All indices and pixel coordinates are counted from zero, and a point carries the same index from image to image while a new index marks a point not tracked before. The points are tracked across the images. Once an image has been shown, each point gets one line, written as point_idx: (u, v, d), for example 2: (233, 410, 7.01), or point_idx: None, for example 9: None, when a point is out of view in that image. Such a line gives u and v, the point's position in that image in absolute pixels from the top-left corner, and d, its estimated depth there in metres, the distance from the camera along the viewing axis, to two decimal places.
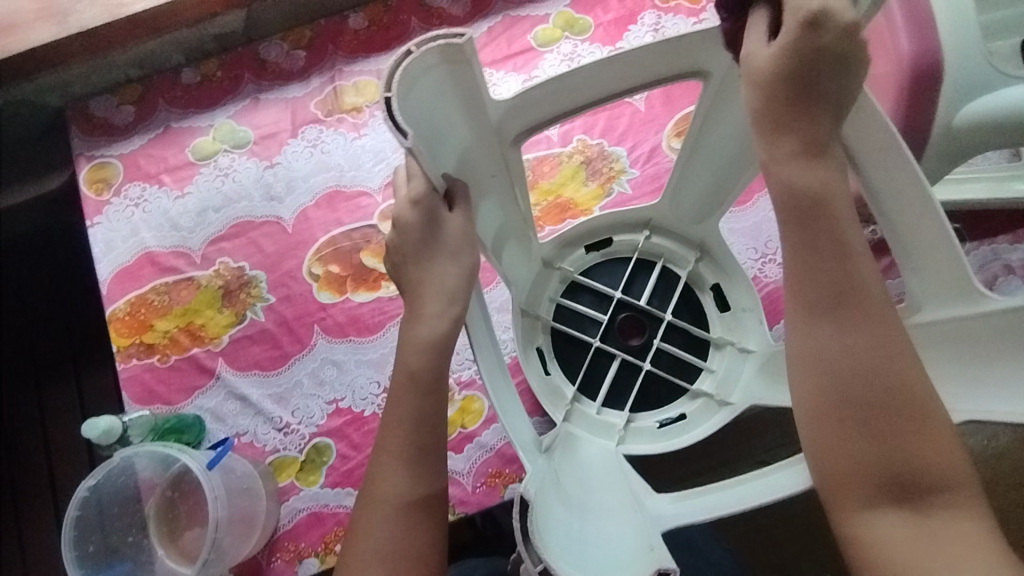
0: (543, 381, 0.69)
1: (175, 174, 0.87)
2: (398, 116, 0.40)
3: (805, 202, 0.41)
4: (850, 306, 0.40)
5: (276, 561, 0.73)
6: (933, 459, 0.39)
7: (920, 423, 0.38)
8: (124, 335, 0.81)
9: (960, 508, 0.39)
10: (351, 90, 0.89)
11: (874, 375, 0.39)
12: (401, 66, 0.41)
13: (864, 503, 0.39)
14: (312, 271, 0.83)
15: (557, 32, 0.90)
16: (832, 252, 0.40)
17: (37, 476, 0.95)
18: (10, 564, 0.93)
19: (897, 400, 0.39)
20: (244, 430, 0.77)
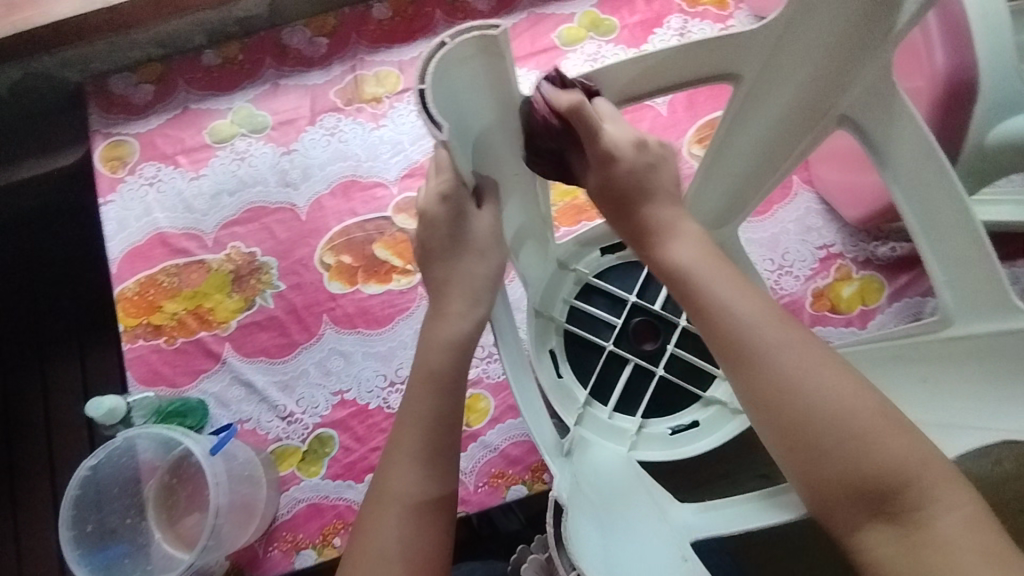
0: (557, 383, 0.69)
1: (191, 156, 0.87)
2: (433, 107, 0.40)
3: (696, 264, 0.46)
4: (769, 340, 0.42)
5: (273, 551, 0.72)
6: (897, 464, 0.38)
7: (872, 429, 0.39)
8: (132, 314, 0.80)
9: (945, 499, 0.38)
10: (372, 79, 0.89)
11: (812, 401, 0.40)
12: (433, 60, 0.41)
13: (853, 524, 0.39)
14: (324, 260, 0.82)
15: (582, 32, 0.89)
16: (736, 299, 0.44)
17: (35, 453, 0.94)
18: (3, 540, 0.93)
19: (842, 417, 0.39)
20: (248, 417, 0.77)
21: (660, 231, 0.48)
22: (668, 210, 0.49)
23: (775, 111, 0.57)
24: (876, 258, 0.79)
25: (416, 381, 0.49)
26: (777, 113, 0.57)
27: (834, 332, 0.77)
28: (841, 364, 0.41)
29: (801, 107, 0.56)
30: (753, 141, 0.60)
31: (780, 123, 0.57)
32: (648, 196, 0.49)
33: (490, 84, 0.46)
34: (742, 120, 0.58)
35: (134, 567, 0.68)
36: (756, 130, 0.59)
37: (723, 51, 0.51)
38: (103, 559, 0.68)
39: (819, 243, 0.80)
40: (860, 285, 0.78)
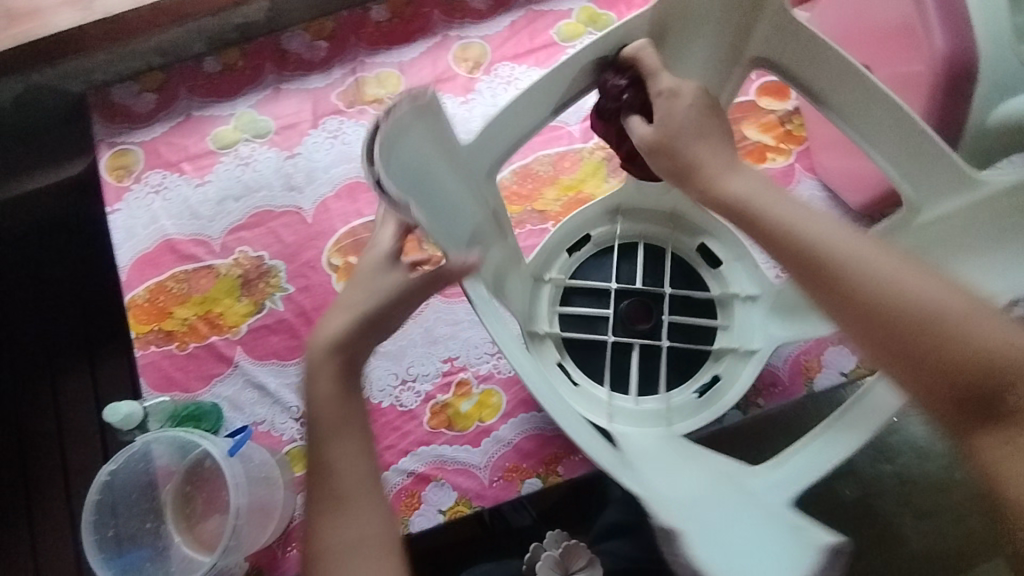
0: (574, 390, 0.67)
1: (196, 163, 0.87)
2: (382, 175, 0.41)
3: (754, 194, 0.49)
4: (843, 254, 0.45)
5: (292, 551, 0.73)
6: (1006, 356, 0.39)
7: (969, 326, 0.40)
8: (143, 321, 0.81)
9: None
10: (373, 81, 0.89)
11: (890, 303, 0.42)
12: (378, 137, 0.42)
13: (966, 428, 0.40)
14: (332, 261, 0.83)
15: (580, 27, 0.90)
16: (805, 222, 0.46)
17: (50, 463, 0.95)
18: (20, 553, 0.93)
19: (932, 321, 0.41)
20: (262, 419, 0.77)
21: (718, 166, 0.51)
22: (706, 148, 0.52)
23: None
24: None
25: (337, 411, 0.48)
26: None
27: None
28: (926, 272, 0.43)
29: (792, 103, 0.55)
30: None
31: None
32: (699, 135, 0.52)
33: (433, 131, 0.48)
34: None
35: (155, 570, 0.69)
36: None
37: None
38: (125, 563, 0.69)
39: None
40: None
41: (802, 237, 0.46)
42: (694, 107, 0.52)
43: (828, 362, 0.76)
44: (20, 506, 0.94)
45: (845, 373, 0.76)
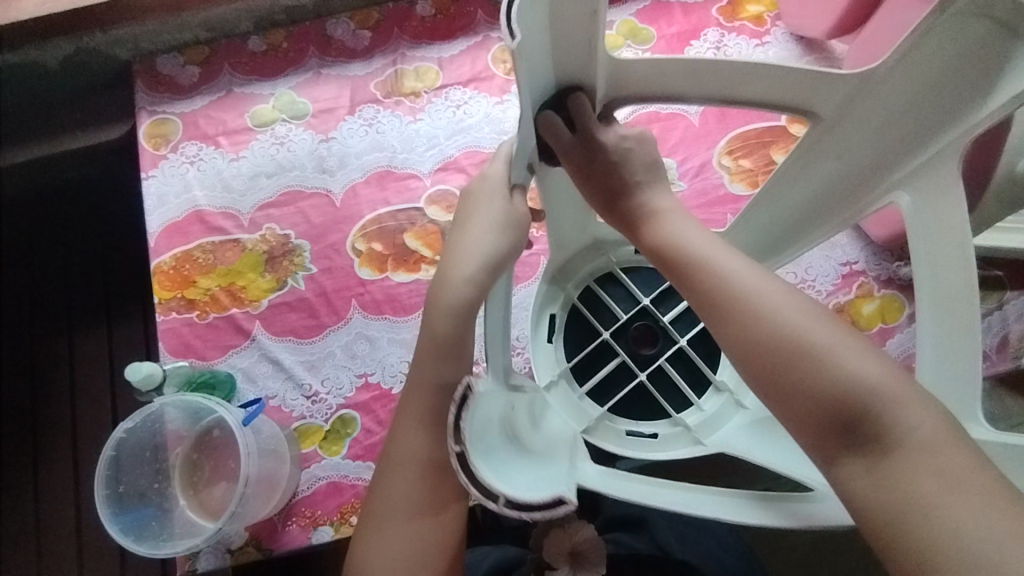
0: (659, 442, 0.71)
1: (232, 138, 0.89)
2: (517, 508, 0.39)
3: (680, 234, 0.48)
4: (745, 291, 0.43)
5: (292, 526, 0.74)
6: (873, 390, 0.38)
7: (850, 366, 0.39)
8: (167, 288, 0.83)
9: (907, 423, 0.37)
10: (412, 74, 0.91)
11: (778, 336, 0.40)
12: (473, 465, 0.39)
13: (829, 455, 0.39)
14: (356, 246, 0.84)
15: (620, 40, 0.92)
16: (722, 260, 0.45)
17: (59, 423, 0.97)
18: (22, 509, 0.94)
19: (800, 350, 0.40)
20: (274, 394, 0.79)
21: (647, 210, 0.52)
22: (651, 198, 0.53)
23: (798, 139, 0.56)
24: (898, 278, 0.80)
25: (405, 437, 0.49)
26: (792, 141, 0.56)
27: None
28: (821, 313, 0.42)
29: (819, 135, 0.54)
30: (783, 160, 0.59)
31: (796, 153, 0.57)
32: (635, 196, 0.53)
33: (493, 436, 0.43)
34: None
35: (160, 530, 0.69)
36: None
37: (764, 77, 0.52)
38: (131, 520, 0.69)
39: (842, 259, 0.82)
40: (881, 304, 0.79)
41: (706, 276, 0.45)
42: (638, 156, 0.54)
43: None
44: (26, 461, 0.96)
45: None
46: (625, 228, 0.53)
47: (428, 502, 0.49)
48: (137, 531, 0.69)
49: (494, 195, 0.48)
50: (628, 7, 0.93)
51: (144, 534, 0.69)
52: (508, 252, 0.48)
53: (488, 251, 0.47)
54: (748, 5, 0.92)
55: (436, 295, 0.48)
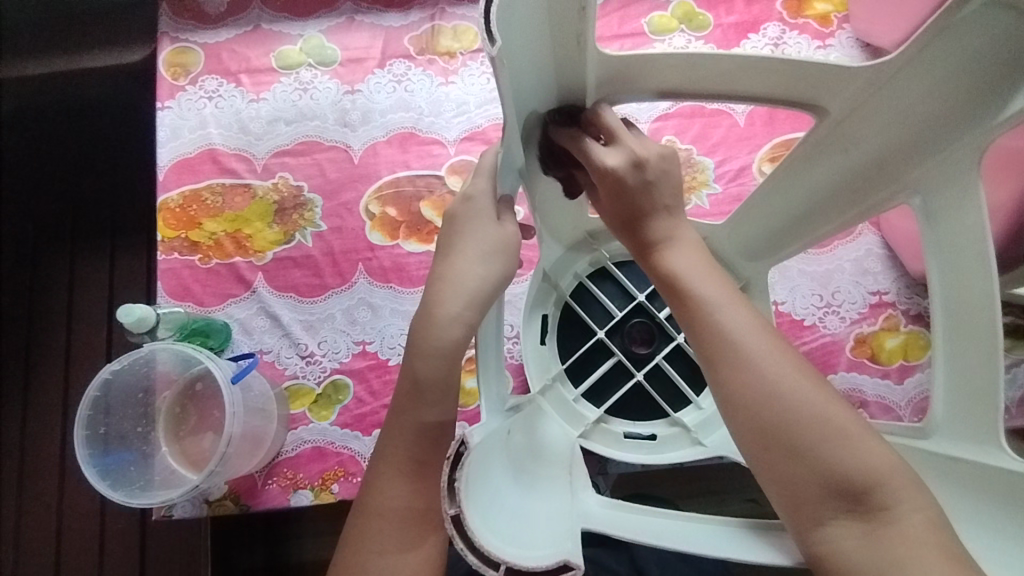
0: (656, 444, 0.71)
1: (254, 77, 0.85)
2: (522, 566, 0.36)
3: (689, 270, 0.43)
4: (751, 342, 0.39)
5: (272, 485, 0.73)
6: (876, 466, 0.36)
7: (856, 441, 0.37)
8: (171, 226, 0.80)
9: (909, 501, 0.36)
10: (449, 32, 0.86)
11: (788, 397, 0.38)
12: (472, 527, 0.36)
13: (817, 519, 0.37)
14: (369, 208, 0.81)
15: (673, 23, 0.86)
16: (726, 304, 0.41)
17: (52, 351, 0.95)
18: (10, 433, 0.94)
19: (807, 422, 0.37)
20: (268, 349, 0.77)
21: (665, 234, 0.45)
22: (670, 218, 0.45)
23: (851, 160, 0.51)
24: (927, 315, 0.76)
25: (394, 459, 0.41)
26: (843, 166, 0.52)
27: (869, 382, 0.75)
28: (823, 377, 0.39)
29: (875, 163, 0.50)
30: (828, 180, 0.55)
31: (844, 178, 0.53)
32: (651, 213, 0.45)
33: (491, 487, 0.42)
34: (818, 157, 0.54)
35: (137, 476, 0.68)
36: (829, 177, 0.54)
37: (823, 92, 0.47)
38: (109, 462, 0.67)
39: (872, 288, 0.77)
40: (904, 339, 0.76)
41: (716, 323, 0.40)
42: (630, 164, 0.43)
43: None
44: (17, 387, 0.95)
45: None
46: (638, 251, 0.46)
47: (403, 536, 0.41)
48: (113, 477, 0.67)
49: (482, 218, 0.43)
50: None
51: (123, 477, 0.67)
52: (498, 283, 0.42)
53: (481, 284, 0.42)
54: (815, 2, 0.86)
55: (419, 337, 0.41)
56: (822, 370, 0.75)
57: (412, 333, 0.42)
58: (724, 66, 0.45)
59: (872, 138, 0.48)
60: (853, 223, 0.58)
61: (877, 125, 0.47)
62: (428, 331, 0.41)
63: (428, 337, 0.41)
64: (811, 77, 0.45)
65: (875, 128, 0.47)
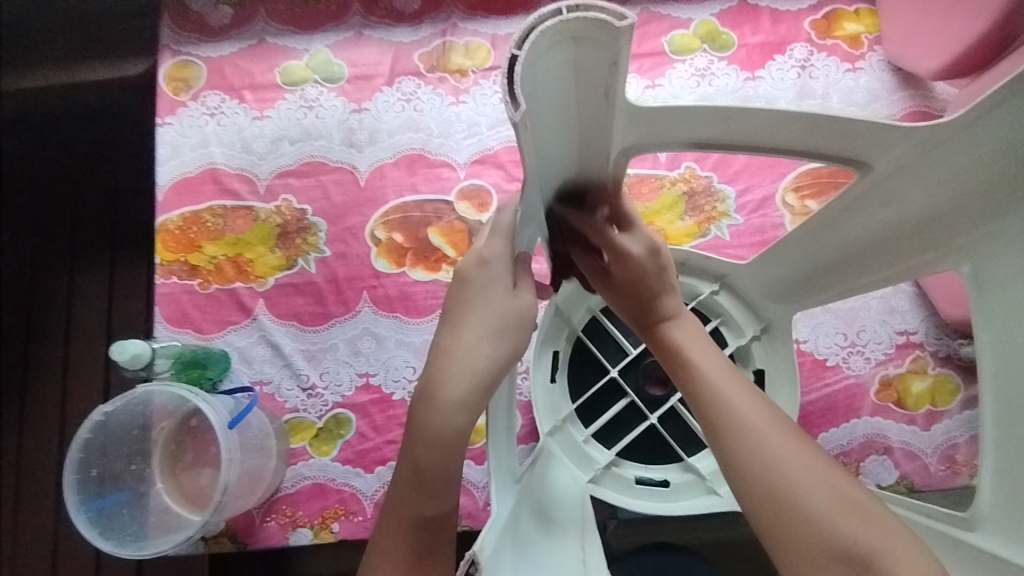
0: (670, 491, 0.67)
1: (258, 94, 0.82)
2: None
3: (690, 346, 0.46)
4: (747, 417, 0.41)
5: (270, 523, 0.71)
6: (874, 534, 0.36)
7: (854, 512, 0.37)
8: (170, 249, 0.77)
9: (916, 571, 0.35)
10: (461, 49, 0.82)
11: (784, 466, 0.38)
12: None
13: None
14: (375, 233, 0.78)
15: (695, 42, 0.82)
16: (726, 383, 0.43)
17: (50, 374, 0.92)
18: (5, 457, 0.91)
19: (802, 488, 0.38)
20: (269, 380, 0.74)
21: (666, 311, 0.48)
22: (672, 300, 0.48)
23: (891, 213, 0.48)
24: (957, 358, 0.73)
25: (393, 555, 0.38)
26: (883, 218, 0.49)
27: (894, 427, 0.71)
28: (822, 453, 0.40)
29: (918, 219, 0.46)
30: (863, 229, 0.52)
31: (885, 227, 0.49)
32: (656, 293, 0.48)
33: None
34: (856, 207, 0.50)
35: (132, 520, 0.65)
36: (865, 225, 0.51)
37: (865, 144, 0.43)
38: (102, 506, 0.64)
39: (899, 327, 0.74)
40: (932, 382, 0.72)
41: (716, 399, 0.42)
42: (648, 254, 0.48)
43: (867, 472, 0.71)
44: (13, 411, 0.92)
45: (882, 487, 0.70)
46: (637, 324, 0.50)
47: None
48: (104, 524, 0.63)
49: (494, 287, 0.41)
50: (711, 5, 0.83)
51: (116, 521, 0.64)
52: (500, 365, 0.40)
53: (487, 364, 0.40)
54: (845, 23, 0.82)
55: (419, 418, 0.39)
56: (845, 414, 0.72)
57: (412, 410, 0.40)
58: (761, 117, 0.42)
59: (916, 195, 0.45)
60: (888, 274, 0.54)
61: (923, 182, 0.43)
62: (431, 412, 0.39)
63: (431, 416, 0.39)
64: (858, 132, 0.42)
65: (922, 184, 0.44)
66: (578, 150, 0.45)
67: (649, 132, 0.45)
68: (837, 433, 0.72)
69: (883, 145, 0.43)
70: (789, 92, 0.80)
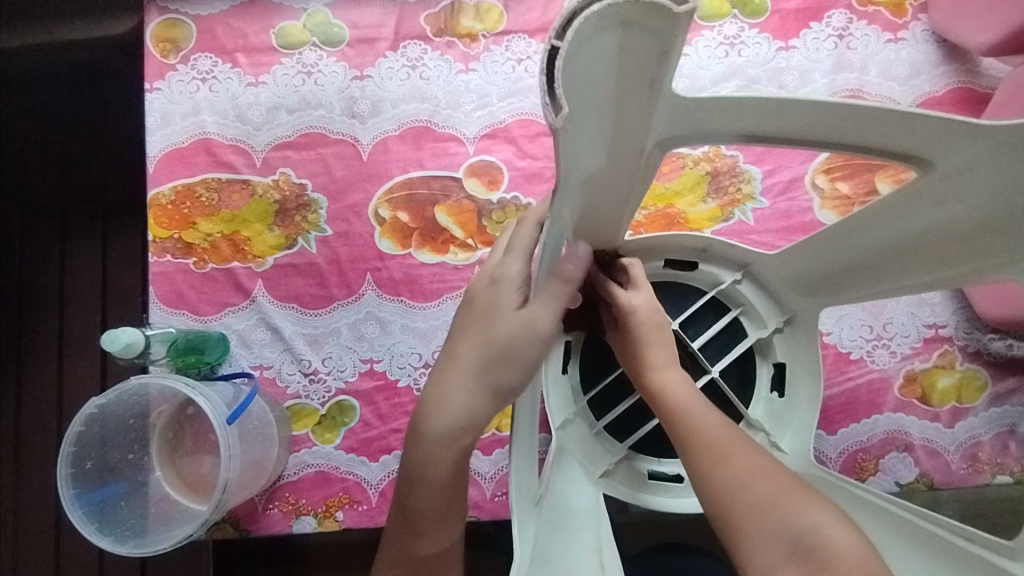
0: (685, 486, 0.65)
1: (252, 57, 0.76)
2: None
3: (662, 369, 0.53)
4: (701, 423, 0.47)
5: (273, 510, 0.69)
6: (803, 514, 0.41)
7: (787, 502, 0.42)
8: (163, 225, 0.73)
9: (837, 544, 0.39)
10: (471, 11, 0.76)
11: (726, 462, 0.44)
12: None
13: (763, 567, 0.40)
14: (379, 212, 0.73)
15: (725, 6, 0.75)
16: (686, 398, 0.49)
17: (47, 351, 0.89)
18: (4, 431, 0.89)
19: (740, 477, 0.43)
20: (269, 364, 0.72)
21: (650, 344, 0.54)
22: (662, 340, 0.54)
23: (944, 214, 0.44)
24: (987, 353, 0.70)
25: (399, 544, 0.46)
26: (935, 220, 0.45)
27: (916, 424, 0.69)
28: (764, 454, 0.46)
29: (976, 223, 0.42)
30: (908, 228, 0.48)
31: (935, 228, 0.45)
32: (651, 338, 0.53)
33: None
34: (903, 207, 0.46)
35: (129, 512, 0.64)
36: (911, 224, 0.47)
37: (926, 143, 0.39)
38: (99, 498, 0.63)
39: (928, 320, 0.71)
40: (959, 378, 0.70)
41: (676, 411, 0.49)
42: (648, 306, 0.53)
43: (886, 469, 0.68)
44: (10, 388, 0.89)
45: (901, 484, 0.68)
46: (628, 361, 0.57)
47: None
48: (102, 515, 0.62)
49: (495, 313, 0.45)
50: None
51: (114, 513, 0.63)
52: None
53: (479, 385, 0.44)
54: None
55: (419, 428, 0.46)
56: (866, 409, 0.70)
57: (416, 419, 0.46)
58: (812, 112, 0.38)
59: (977, 199, 0.41)
60: (930, 276, 0.50)
61: (987, 186, 0.39)
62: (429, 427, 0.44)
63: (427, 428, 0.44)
64: (922, 130, 0.37)
65: (986, 186, 0.40)
66: (605, 146, 0.41)
67: (684, 125, 0.41)
68: (858, 428, 0.69)
69: (947, 145, 0.38)
70: (824, 64, 0.74)
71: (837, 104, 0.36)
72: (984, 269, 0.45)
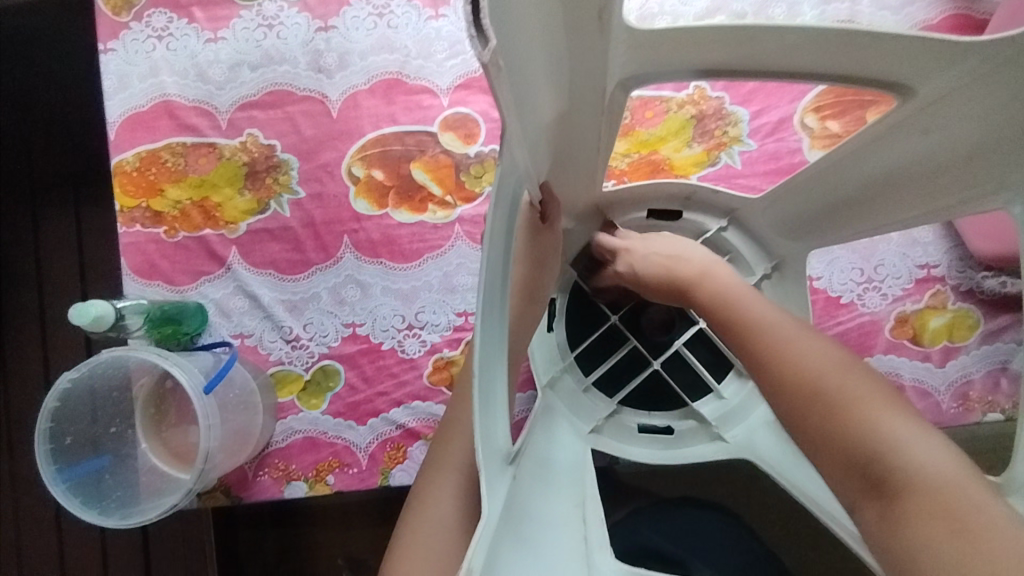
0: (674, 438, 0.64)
1: (209, 11, 0.72)
2: None
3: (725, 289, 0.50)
4: (779, 337, 0.44)
5: (264, 476, 0.69)
6: (875, 433, 0.37)
7: (869, 415, 0.38)
8: (130, 194, 0.71)
9: (915, 461, 0.36)
10: None
11: (800, 373, 0.42)
12: None
13: (852, 499, 0.38)
14: (352, 170, 0.71)
15: None
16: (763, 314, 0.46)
17: (28, 326, 0.88)
18: None
19: (814, 390, 0.40)
20: (249, 333, 0.70)
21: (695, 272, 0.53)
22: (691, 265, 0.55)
23: (931, 144, 0.42)
24: (980, 291, 0.69)
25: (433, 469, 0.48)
26: (924, 150, 0.43)
27: (907, 365, 0.68)
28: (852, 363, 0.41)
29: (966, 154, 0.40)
30: (892, 163, 0.46)
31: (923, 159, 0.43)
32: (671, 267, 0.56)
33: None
34: (890, 138, 0.44)
35: (115, 484, 0.63)
36: (899, 156, 0.45)
37: (913, 69, 0.36)
38: (83, 471, 0.63)
39: (920, 260, 0.69)
40: (951, 318, 0.68)
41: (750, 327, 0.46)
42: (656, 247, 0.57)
43: None
44: None
45: None
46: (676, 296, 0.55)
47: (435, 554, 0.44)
48: (88, 489, 0.62)
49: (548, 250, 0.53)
50: None
51: (99, 486, 0.63)
52: (483, 357, 0.34)
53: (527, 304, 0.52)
54: None
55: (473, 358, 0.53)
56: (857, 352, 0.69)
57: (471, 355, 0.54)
58: (791, 40, 0.35)
59: (966, 125, 0.39)
60: (918, 211, 0.48)
61: (978, 112, 0.37)
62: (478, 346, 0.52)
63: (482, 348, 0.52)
64: (907, 52, 0.35)
65: (975, 114, 0.37)
66: (571, 86, 0.38)
67: (656, 60, 0.38)
68: None
69: (936, 70, 0.36)
70: None
71: (818, 29, 0.34)
72: (972, 202, 0.44)
